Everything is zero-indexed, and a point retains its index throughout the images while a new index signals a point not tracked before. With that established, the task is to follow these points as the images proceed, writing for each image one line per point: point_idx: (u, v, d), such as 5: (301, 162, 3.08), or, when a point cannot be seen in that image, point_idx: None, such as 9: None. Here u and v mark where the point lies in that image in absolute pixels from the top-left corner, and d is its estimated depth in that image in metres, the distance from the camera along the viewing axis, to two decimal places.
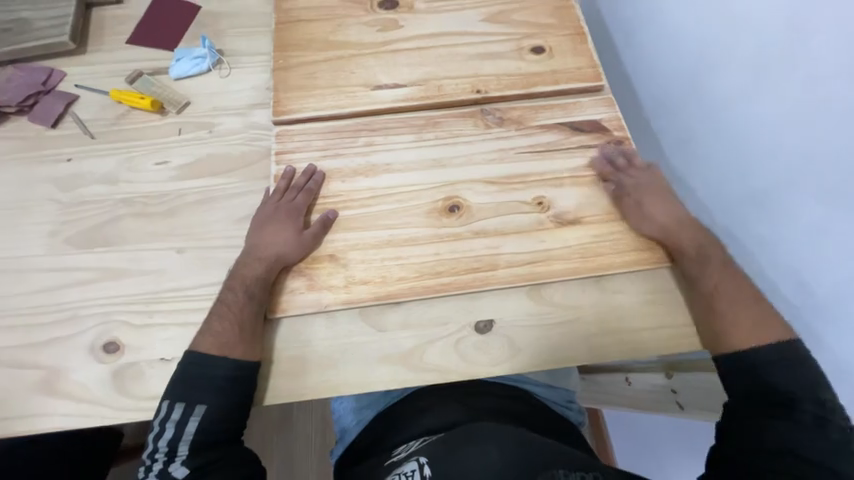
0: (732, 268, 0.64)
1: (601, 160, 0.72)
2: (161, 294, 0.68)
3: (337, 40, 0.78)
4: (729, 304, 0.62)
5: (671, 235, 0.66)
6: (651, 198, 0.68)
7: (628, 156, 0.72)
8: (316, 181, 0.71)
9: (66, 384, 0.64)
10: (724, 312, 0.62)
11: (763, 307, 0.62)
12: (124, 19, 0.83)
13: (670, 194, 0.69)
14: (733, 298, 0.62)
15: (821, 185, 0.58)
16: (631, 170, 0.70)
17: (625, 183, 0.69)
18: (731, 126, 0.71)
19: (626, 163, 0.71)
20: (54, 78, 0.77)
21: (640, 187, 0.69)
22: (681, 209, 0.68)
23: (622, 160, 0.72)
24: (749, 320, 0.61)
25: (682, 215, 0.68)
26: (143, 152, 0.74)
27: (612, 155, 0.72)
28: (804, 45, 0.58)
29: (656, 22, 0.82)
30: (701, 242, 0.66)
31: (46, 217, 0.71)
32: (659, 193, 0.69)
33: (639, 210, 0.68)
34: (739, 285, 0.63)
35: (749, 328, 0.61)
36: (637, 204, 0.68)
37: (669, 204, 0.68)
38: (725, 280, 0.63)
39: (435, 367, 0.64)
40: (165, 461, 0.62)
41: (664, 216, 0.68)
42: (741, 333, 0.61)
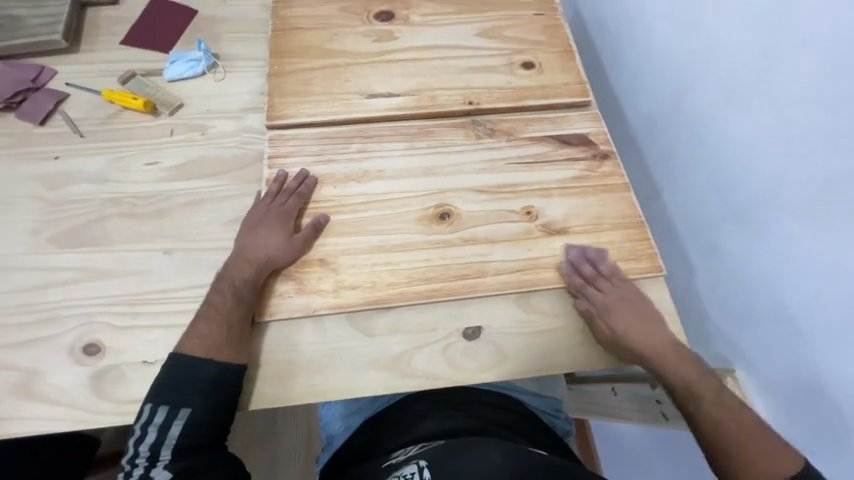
0: (727, 399, 0.61)
1: (568, 267, 0.68)
2: (148, 294, 0.67)
3: (333, 48, 0.79)
4: (733, 442, 0.58)
5: (660, 365, 0.64)
6: (624, 320, 0.66)
7: (592, 262, 0.68)
8: (308, 185, 0.71)
9: (46, 384, 0.62)
10: (727, 451, 0.58)
11: (771, 440, 0.56)
12: (118, 20, 0.83)
13: (645, 313, 0.67)
14: (733, 430, 0.58)
15: (793, 202, 0.62)
16: (599, 283, 0.67)
17: (595, 299, 0.66)
18: (709, 143, 0.74)
19: (598, 273, 0.67)
20: (44, 76, 0.77)
21: (610, 301, 0.66)
22: (659, 331, 0.66)
23: (588, 267, 0.68)
24: (757, 458, 0.56)
25: (659, 340, 0.65)
26: (132, 153, 0.74)
27: (577, 260, 0.68)
28: (779, 65, 0.62)
29: (640, 46, 0.86)
30: (691, 375, 0.63)
31: (30, 215, 0.70)
32: (634, 312, 0.66)
33: (614, 335, 0.65)
34: (739, 417, 0.59)
35: (757, 464, 0.55)
36: (609, 325, 0.65)
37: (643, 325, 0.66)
38: (723, 411, 0.60)
39: (422, 374, 0.65)
40: (146, 466, 0.62)
41: (640, 343, 0.65)
42: (757, 467, 0.55)
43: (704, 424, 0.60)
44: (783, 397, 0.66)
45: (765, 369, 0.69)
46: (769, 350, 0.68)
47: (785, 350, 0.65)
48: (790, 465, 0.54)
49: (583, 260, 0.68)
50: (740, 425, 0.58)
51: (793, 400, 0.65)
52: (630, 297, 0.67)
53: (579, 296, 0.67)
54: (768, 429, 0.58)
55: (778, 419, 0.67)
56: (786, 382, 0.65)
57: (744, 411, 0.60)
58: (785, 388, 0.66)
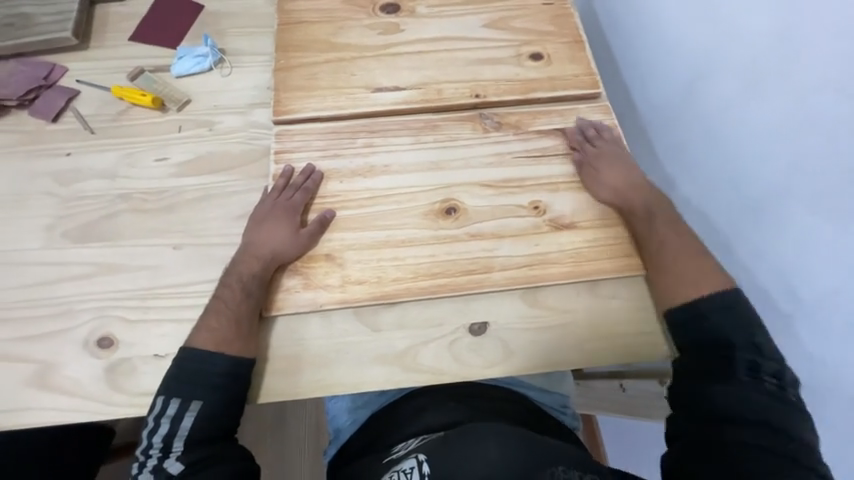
0: (684, 233, 0.68)
1: (573, 131, 0.74)
2: (157, 290, 0.68)
3: (338, 41, 0.79)
4: (676, 264, 0.66)
5: (626, 199, 0.70)
6: (607, 164, 0.71)
7: (597, 129, 0.74)
8: (314, 180, 0.71)
9: (60, 377, 0.64)
10: (672, 274, 0.66)
11: (707, 263, 0.66)
12: (127, 17, 0.84)
13: (630, 163, 0.73)
14: (682, 256, 0.66)
15: (811, 195, 0.60)
16: (593, 143, 0.73)
17: (588, 152, 0.72)
18: (723, 134, 0.72)
19: (592, 137, 0.73)
20: (56, 74, 0.78)
21: (600, 154, 0.72)
22: (636, 176, 0.72)
23: (592, 131, 0.74)
24: (693, 275, 0.65)
25: (636, 181, 0.71)
26: (142, 149, 0.75)
27: (584, 126, 0.74)
28: (798, 56, 0.59)
29: (651, 35, 0.84)
30: (654, 209, 0.69)
31: (43, 211, 0.72)
32: (619, 160, 0.72)
33: (596, 176, 0.71)
34: (688, 247, 0.67)
35: (694, 282, 0.65)
36: (594, 171, 0.71)
37: (621, 172, 0.71)
38: (676, 241, 0.67)
39: (429, 369, 0.65)
40: (159, 457, 0.63)
41: (616, 181, 0.71)
42: (691, 285, 0.65)
43: (654, 254, 0.67)
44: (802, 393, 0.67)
45: None
46: (787, 349, 0.67)
47: (802, 350, 0.65)
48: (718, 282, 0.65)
49: (579, 130, 0.74)
50: (688, 251, 0.67)
51: (818, 397, 0.64)
52: (619, 152, 0.73)
53: (574, 154, 0.73)
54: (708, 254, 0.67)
55: None
56: (806, 381, 0.65)
57: (693, 241, 0.68)
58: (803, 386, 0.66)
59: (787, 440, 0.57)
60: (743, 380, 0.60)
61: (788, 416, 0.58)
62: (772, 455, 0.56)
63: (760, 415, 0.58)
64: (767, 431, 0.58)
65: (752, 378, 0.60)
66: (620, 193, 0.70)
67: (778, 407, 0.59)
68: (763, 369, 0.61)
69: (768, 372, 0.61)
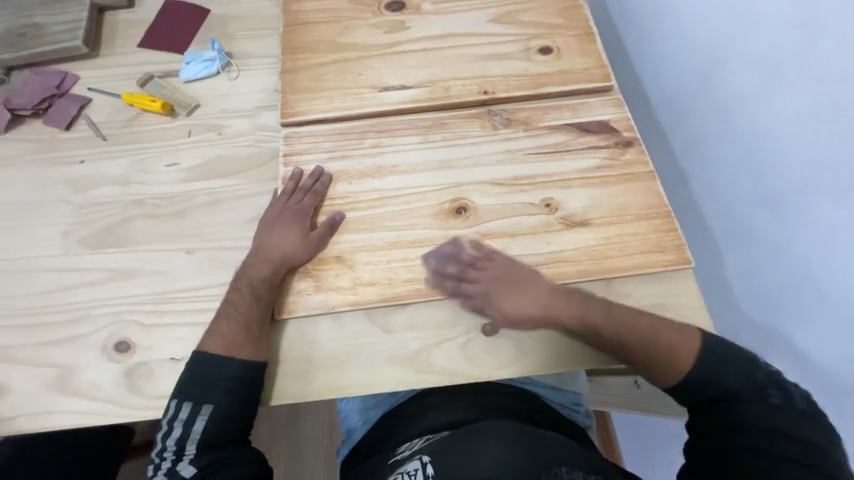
0: (618, 316, 0.63)
1: (432, 259, 0.67)
2: (170, 294, 0.69)
3: (344, 41, 0.78)
4: (645, 356, 0.63)
5: (552, 317, 0.64)
6: (513, 298, 0.65)
7: (454, 258, 0.67)
8: (324, 183, 0.71)
9: (78, 381, 0.65)
10: (650, 365, 0.64)
11: (667, 334, 0.63)
12: (135, 23, 0.84)
13: (523, 277, 0.66)
14: (639, 344, 0.63)
15: (834, 187, 0.58)
16: (476, 266, 0.66)
17: (472, 293, 0.66)
18: (740, 125, 0.70)
19: (465, 263, 0.66)
20: (68, 82, 0.79)
21: (492, 290, 0.66)
22: (537, 291, 0.65)
23: (451, 266, 0.66)
24: (664, 359, 0.63)
25: (541, 298, 0.64)
26: (153, 155, 0.75)
27: (439, 267, 0.66)
28: (820, 42, 0.57)
29: (665, 25, 0.81)
30: (580, 313, 0.63)
31: (59, 218, 0.73)
32: (515, 284, 0.65)
33: (513, 320, 0.65)
34: (635, 330, 0.63)
35: (672, 364, 0.64)
36: (506, 308, 0.65)
37: (526, 295, 0.65)
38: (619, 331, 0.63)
39: (442, 370, 0.64)
40: (173, 460, 0.64)
41: (528, 311, 0.65)
42: (672, 366, 0.64)
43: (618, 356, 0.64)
44: (823, 390, 0.65)
45: (803, 364, 0.67)
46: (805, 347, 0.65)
47: (822, 347, 0.63)
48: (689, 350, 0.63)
49: (451, 255, 0.67)
50: (637, 331, 0.63)
51: (840, 394, 0.63)
52: (505, 274, 0.66)
53: (469, 300, 0.66)
54: (658, 325, 0.63)
55: None
56: (828, 378, 0.64)
57: (638, 317, 0.63)
58: (824, 383, 0.64)
59: (801, 451, 0.58)
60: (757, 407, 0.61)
61: (802, 426, 0.59)
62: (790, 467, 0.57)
63: (772, 429, 0.59)
64: (782, 444, 0.58)
65: (759, 396, 0.62)
66: (545, 318, 0.64)
67: (790, 420, 0.60)
68: (768, 387, 0.62)
69: (772, 388, 0.62)
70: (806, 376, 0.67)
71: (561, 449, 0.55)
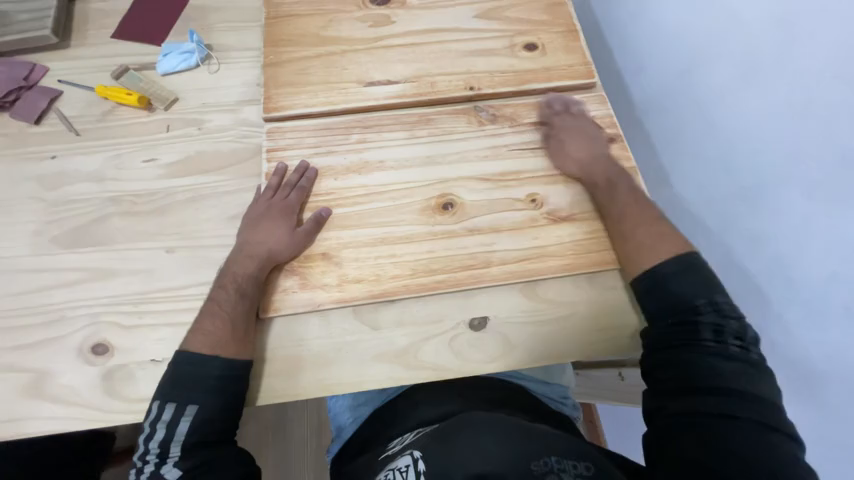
0: (640, 196, 0.68)
1: (546, 104, 0.74)
2: (150, 294, 0.67)
3: (328, 35, 0.77)
4: (632, 230, 0.66)
5: (588, 168, 0.70)
6: (571, 137, 0.71)
7: (568, 103, 0.74)
8: (309, 178, 0.70)
9: (55, 387, 0.62)
10: (632, 241, 0.66)
11: (664, 226, 0.66)
12: (108, 13, 0.81)
13: (591, 134, 0.72)
14: (636, 221, 0.66)
15: (807, 182, 0.60)
16: (566, 113, 0.73)
17: (556, 125, 0.72)
18: (719, 122, 0.72)
19: (564, 111, 0.74)
20: (36, 74, 0.75)
21: (560, 131, 0.72)
22: (598, 147, 0.72)
23: (561, 104, 0.74)
24: (652, 238, 0.65)
25: (597, 152, 0.71)
26: (129, 150, 0.73)
27: (554, 101, 0.74)
28: (795, 42, 0.60)
29: (645, 23, 0.83)
30: (611, 175, 0.69)
31: (30, 216, 0.70)
32: (583, 133, 0.72)
33: (562, 148, 0.71)
34: (643, 210, 0.67)
35: (651, 248, 0.65)
36: (561, 145, 0.71)
37: (583, 143, 0.71)
38: (629, 203, 0.67)
39: (431, 366, 0.65)
40: (156, 463, 0.61)
41: (579, 153, 0.71)
42: (652, 249, 0.65)
43: (614, 221, 0.67)
44: (796, 380, 0.67)
45: (779, 355, 0.69)
46: (783, 337, 0.68)
47: (802, 333, 0.65)
48: (678, 242, 0.65)
49: (552, 108, 0.74)
50: (643, 213, 0.67)
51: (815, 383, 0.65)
52: (584, 126, 0.73)
53: (543, 132, 0.73)
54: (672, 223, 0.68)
55: (790, 402, 0.69)
56: (803, 366, 0.66)
57: (651, 206, 0.68)
58: (798, 373, 0.67)
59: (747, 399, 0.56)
60: (710, 345, 0.60)
61: (756, 377, 0.58)
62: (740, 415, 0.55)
63: (726, 380, 0.58)
64: (735, 394, 0.57)
65: (716, 332, 0.60)
66: (585, 167, 0.70)
67: (744, 369, 0.58)
68: (727, 331, 0.60)
69: (732, 334, 0.60)
70: (783, 367, 0.69)
71: (550, 442, 0.57)
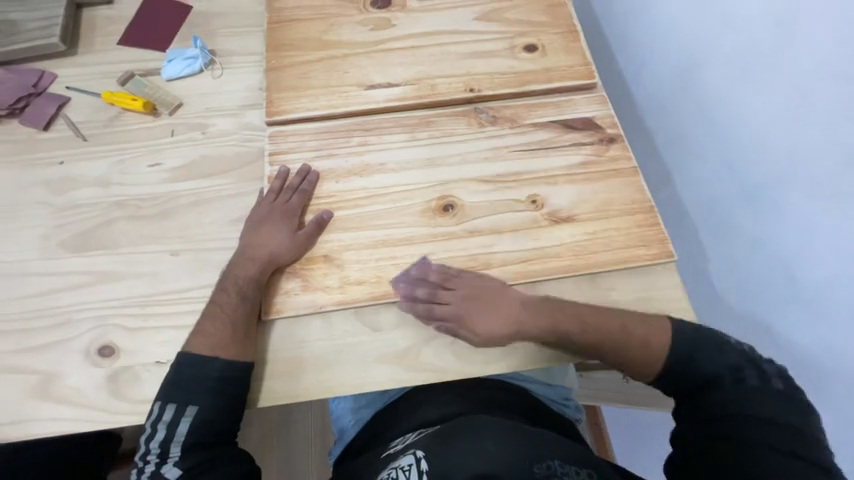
0: (589, 319, 0.63)
1: (403, 285, 0.66)
2: (154, 297, 0.68)
3: (330, 39, 0.78)
4: (621, 353, 0.64)
5: (527, 325, 0.64)
6: (480, 317, 0.65)
7: (423, 282, 0.66)
8: (310, 181, 0.70)
9: (61, 388, 0.63)
10: (631, 357, 0.64)
11: (637, 330, 0.63)
12: (114, 20, 0.82)
13: (489, 293, 0.65)
14: (616, 346, 0.63)
15: (810, 182, 0.60)
16: (447, 286, 0.66)
17: (445, 314, 0.65)
18: (721, 122, 0.71)
19: (430, 283, 0.66)
20: (45, 81, 0.77)
21: (461, 306, 0.65)
22: (507, 303, 0.64)
23: (422, 288, 0.65)
24: (640, 349, 0.63)
25: (511, 310, 0.64)
26: (135, 155, 0.74)
27: (409, 285, 0.66)
28: (794, 41, 0.59)
29: (646, 22, 0.83)
30: (552, 322, 0.63)
31: (38, 221, 0.71)
32: (485, 298, 0.65)
33: (477, 335, 0.65)
34: (607, 330, 0.63)
35: (651, 352, 0.63)
36: (475, 333, 0.65)
37: (496, 314, 0.64)
38: (595, 336, 0.63)
39: (431, 367, 0.65)
40: (157, 463, 0.62)
41: (502, 327, 0.64)
42: (651, 353, 0.63)
43: (599, 353, 0.64)
44: (798, 380, 0.68)
45: (782, 357, 0.69)
46: (785, 336, 0.67)
47: (804, 334, 0.64)
48: (662, 341, 0.62)
49: (419, 278, 0.66)
50: (609, 333, 0.63)
51: (821, 385, 0.64)
52: (472, 289, 0.65)
53: (447, 325, 0.65)
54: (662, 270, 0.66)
55: None
56: (808, 368, 0.65)
57: (610, 318, 0.64)
58: (800, 372, 0.67)
59: (779, 432, 0.57)
60: (729, 391, 0.61)
61: (785, 410, 0.59)
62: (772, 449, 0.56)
63: (754, 421, 0.59)
64: (763, 430, 0.58)
65: (735, 380, 0.62)
66: (520, 334, 0.64)
67: (770, 404, 0.59)
68: (746, 376, 0.62)
69: (750, 375, 0.62)
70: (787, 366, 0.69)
71: (553, 445, 0.56)
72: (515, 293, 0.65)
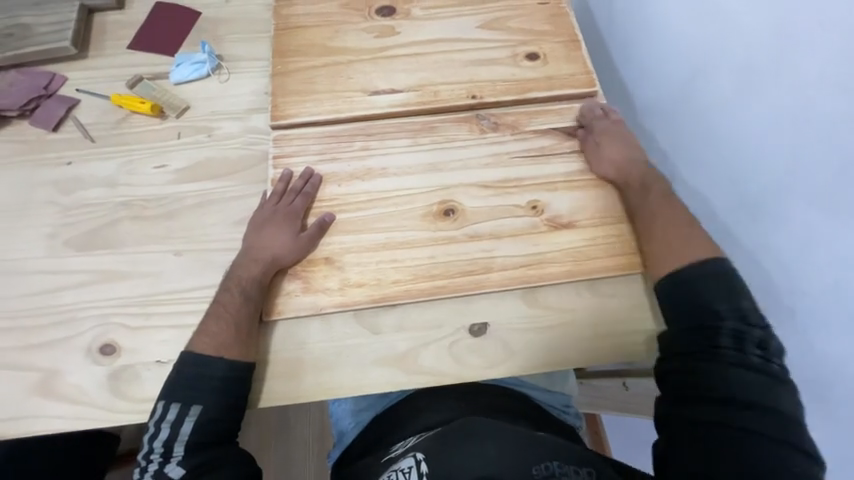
0: (674, 201, 0.68)
1: (586, 111, 0.75)
2: (157, 296, 0.68)
3: (335, 45, 0.79)
4: (662, 230, 0.66)
5: (624, 168, 0.71)
6: (609, 137, 0.72)
7: (602, 108, 0.75)
8: (313, 184, 0.71)
9: (63, 385, 0.64)
10: (659, 245, 0.66)
11: (694, 232, 0.66)
12: (125, 25, 0.84)
13: (628, 138, 0.73)
14: (667, 222, 0.66)
15: (811, 191, 0.60)
16: (607, 112, 0.75)
17: (592, 125, 0.73)
18: (723, 131, 0.72)
19: (601, 115, 0.74)
20: (55, 83, 0.79)
21: (593, 133, 0.73)
22: (634, 151, 0.72)
23: (597, 108, 0.75)
24: (679, 240, 0.65)
25: (633, 156, 0.72)
26: (142, 156, 0.75)
27: (592, 105, 0.75)
28: (794, 52, 0.59)
29: (648, 31, 0.83)
30: (647, 179, 0.70)
31: (45, 220, 0.72)
32: (621, 135, 0.73)
33: (597, 148, 0.72)
34: (677, 215, 0.67)
35: (683, 250, 0.65)
36: (596, 145, 0.72)
37: (620, 143, 0.72)
38: (663, 209, 0.68)
39: (430, 371, 0.65)
40: (161, 462, 0.62)
41: (614, 152, 0.71)
42: (675, 253, 0.65)
43: (644, 221, 0.67)
44: (804, 383, 0.68)
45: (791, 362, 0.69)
46: (793, 347, 0.68)
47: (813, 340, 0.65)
48: (700, 253, 0.65)
49: (587, 112, 0.74)
50: (676, 218, 0.67)
51: (829, 389, 0.65)
52: (620, 130, 0.73)
53: (581, 130, 0.74)
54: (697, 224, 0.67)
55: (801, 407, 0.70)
56: (817, 374, 0.66)
57: (681, 210, 0.68)
58: (807, 384, 0.67)
59: (770, 416, 0.57)
60: (728, 353, 0.60)
61: (776, 391, 0.58)
62: (758, 434, 0.56)
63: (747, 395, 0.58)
64: (752, 405, 0.58)
65: (737, 344, 0.60)
66: (621, 169, 0.71)
67: (765, 384, 0.59)
68: (749, 341, 0.60)
69: (753, 343, 0.60)
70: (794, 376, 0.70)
71: (554, 449, 0.57)
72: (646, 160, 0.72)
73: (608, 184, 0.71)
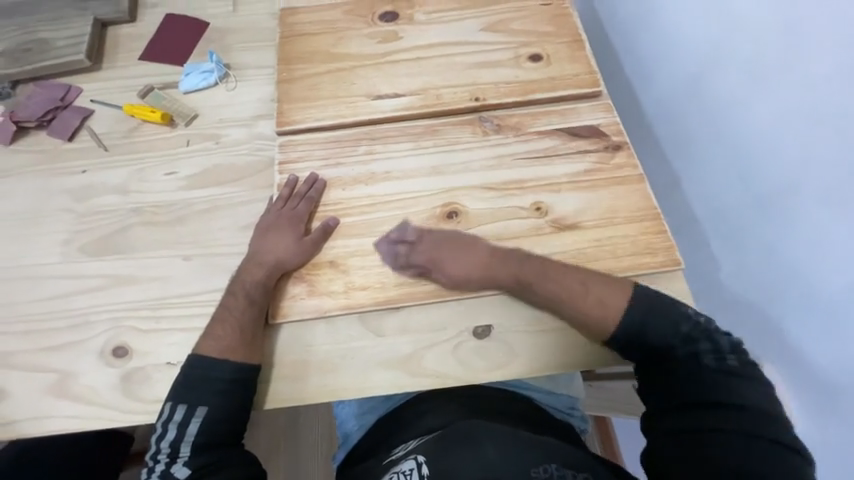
0: (552, 271, 0.64)
1: (388, 244, 0.68)
2: (166, 299, 0.70)
3: (339, 52, 0.80)
4: (577, 309, 0.63)
5: (497, 275, 0.65)
6: (452, 256, 0.66)
7: (401, 239, 0.68)
8: (317, 189, 0.72)
9: (74, 386, 0.65)
10: (588, 322, 0.64)
11: (593, 286, 0.63)
12: (137, 37, 0.87)
13: (464, 238, 0.68)
14: (573, 301, 0.63)
15: (823, 189, 0.58)
16: (420, 238, 0.68)
17: (417, 248, 0.67)
18: (733, 130, 0.70)
19: (410, 243, 0.67)
20: (71, 95, 0.81)
21: (437, 254, 0.67)
22: (480, 248, 0.67)
23: (400, 247, 0.68)
24: (597, 310, 0.63)
25: (484, 257, 0.66)
26: (153, 163, 0.77)
27: (391, 244, 0.68)
28: (802, 46, 0.58)
29: (655, 31, 0.82)
30: (517, 272, 0.65)
31: (60, 226, 0.74)
32: (453, 242, 0.67)
33: (448, 272, 0.66)
34: (566, 284, 0.64)
35: (604, 311, 0.63)
36: (445, 271, 0.66)
37: (467, 255, 0.66)
38: (557, 287, 0.64)
39: (435, 372, 0.64)
40: (167, 463, 0.63)
41: (470, 268, 0.66)
42: (603, 319, 0.63)
43: (556, 305, 0.64)
44: (809, 390, 0.65)
45: (796, 369, 0.66)
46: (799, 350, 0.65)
47: (821, 344, 0.61)
48: (616, 302, 0.63)
49: (398, 240, 0.68)
50: (568, 286, 0.64)
51: (834, 397, 0.62)
52: (449, 236, 0.68)
53: (411, 271, 0.67)
54: (580, 272, 0.64)
55: (806, 415, 0.66)
56: (824, 384, 0.63)
57: (565, 271, 0.65)
58: (814, 392, 0.64)
59: (742, 413, 0.59)
60: (686, 364, 0.63)
61: (739, 389, 0.61)
62: (731, 431, 0.59)
63: (714, 398, 0.61)
64: (721, 408, 0.60)
65: (692, 354, 0.63)
66: (487, 278, 0.66)
67: (727, 384, 0.61)
68: (702, 351, 0.63)
69: (706, 352, 0.63)
70: (798, 385, 0.66)
71: (551, 451, 0.56)
72: (490, 247, 0.67)
73: (494, 288, 0.67)
